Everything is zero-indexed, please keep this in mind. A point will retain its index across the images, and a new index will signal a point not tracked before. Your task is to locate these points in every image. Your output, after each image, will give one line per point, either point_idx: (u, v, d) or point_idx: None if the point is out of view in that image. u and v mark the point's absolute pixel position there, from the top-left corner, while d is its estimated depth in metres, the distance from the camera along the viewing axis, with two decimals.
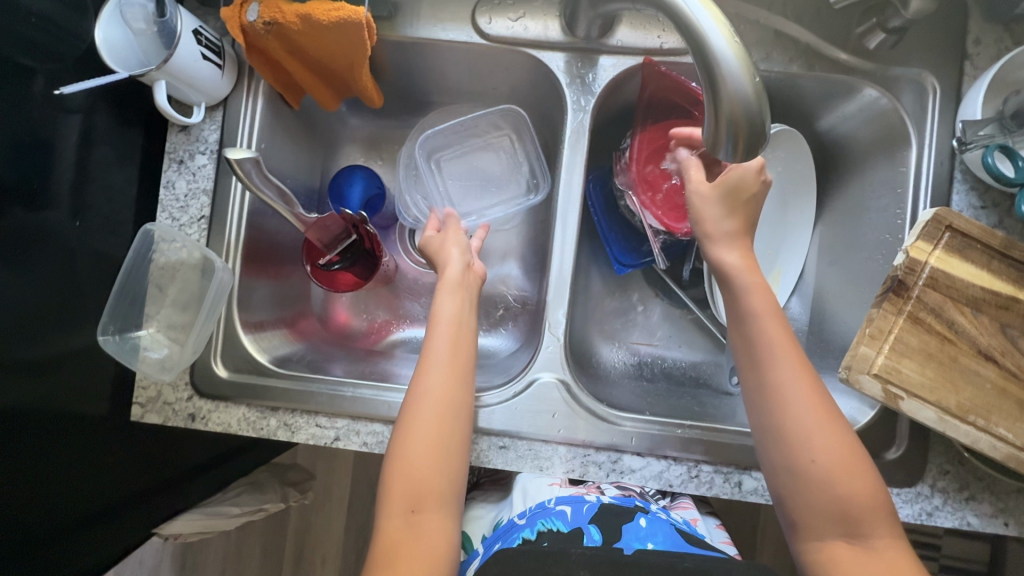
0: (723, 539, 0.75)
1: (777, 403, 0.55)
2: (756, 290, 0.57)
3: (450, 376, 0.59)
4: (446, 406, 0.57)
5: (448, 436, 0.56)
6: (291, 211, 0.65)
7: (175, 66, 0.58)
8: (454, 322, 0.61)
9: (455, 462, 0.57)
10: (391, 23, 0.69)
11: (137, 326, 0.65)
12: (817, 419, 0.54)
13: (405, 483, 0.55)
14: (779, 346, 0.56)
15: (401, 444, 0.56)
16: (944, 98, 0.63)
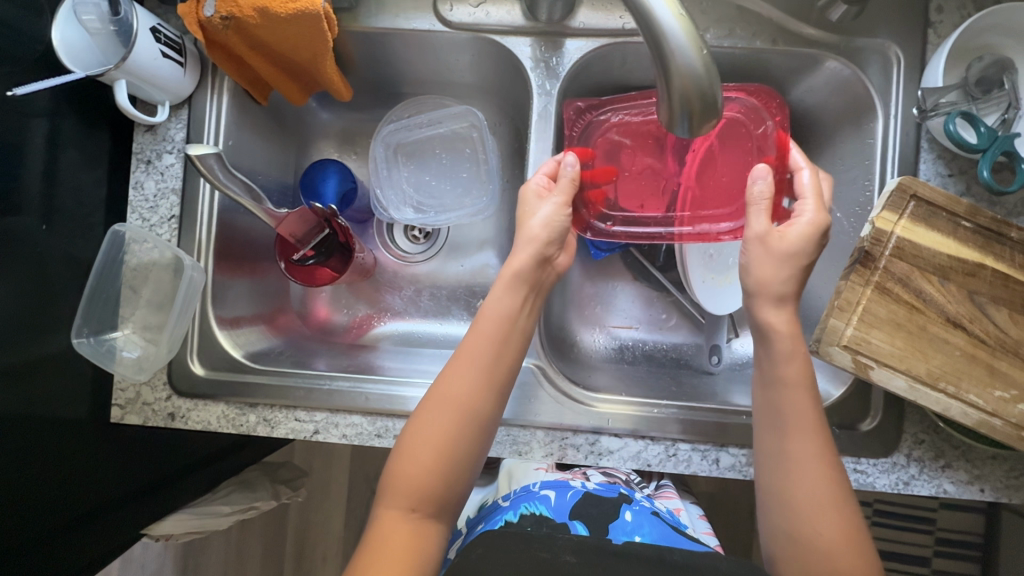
0: (705, 530, 0.75)
1: (791, 470, 0.54)
2: (791, 360, 0.55)
3: (479, 384, 0.56)
4: (471, 402, 0.56)
5: (466, 437, 0.55)
6: (259, 207, 0.64)
7: (134, 65, 0.58)
8: (504, 325, 0.58)
9: (463, 469, 0.55)
10: (352, 14, 0.68)
11: (112, 327, 0.66)
12: (828, 500, 0.52)
13: (410, 479, 0.54)
14: (798, 415, 0.54)
15: (415, 433, 0.55)
16: (908, 67, 0.63)
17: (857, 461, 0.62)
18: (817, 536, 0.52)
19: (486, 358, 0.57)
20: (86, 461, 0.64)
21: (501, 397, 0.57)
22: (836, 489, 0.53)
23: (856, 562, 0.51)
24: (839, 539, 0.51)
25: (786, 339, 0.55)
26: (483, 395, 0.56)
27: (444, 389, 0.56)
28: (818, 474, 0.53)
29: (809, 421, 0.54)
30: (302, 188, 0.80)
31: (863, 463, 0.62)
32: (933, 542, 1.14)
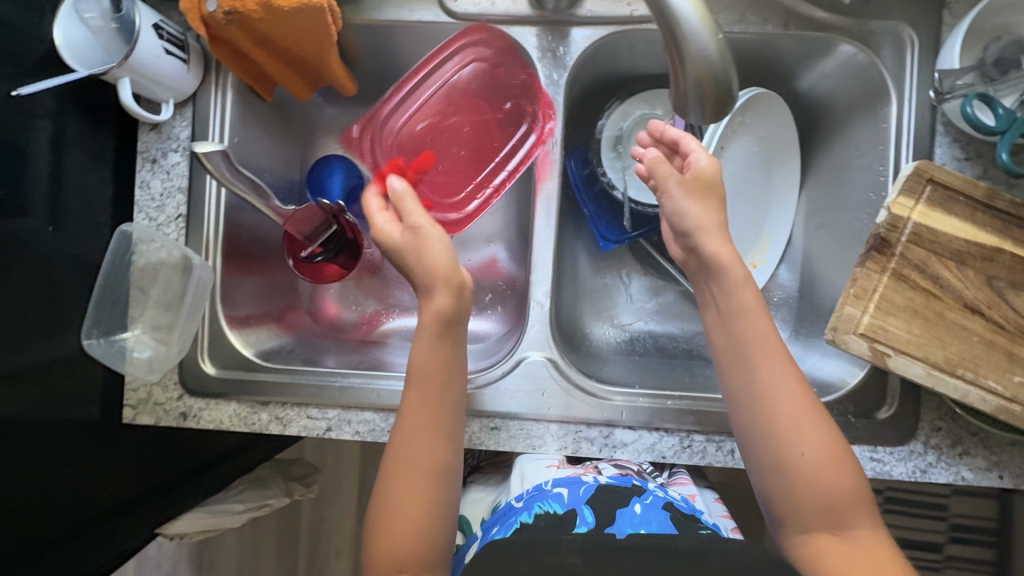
0: (722, 513, 0.75)
1: (758, 398, 0.54)
2: (743, 286, 0.56)
3: (428, 441, 0.56)
4: (428, 463, 0.55)
5: (433, 498, 0.55)
6: (266, 203, 0.64)
7: (137, 63, 0.57)
8: (438, 375, 0.57)
9: (440, 527, 0.55)
10: (355, 6, 0.67)
11: (122, 328, 0.65)
12: (803, 416, 0.53)
13: (393, 554, 0.53)
14: (763, 341, 0.55)
15: (385, 512, 0.55)
16: (923, 50, 0.62)
17: (874, 450, 0.61)
18: (802, 454, 0.53)
19: (430, 415, 0.56)
20: (99, 462, 0.64)
21: (452, 447, 0.57)
22: (810, 411, 0.54)
23: (836, 476, 0.52)
24: (819, 457, 0.53)
25: (739, 266, 0.56)
26: (435, 450, 0.56)
27: (401, 457, 0.56)
28: (790, 397, 0.54)
29: (772, 347, 0.55)
30: (308, 184, 0.80)
31: (880, 452, 0.62)
32: (946, 529, 1.13)
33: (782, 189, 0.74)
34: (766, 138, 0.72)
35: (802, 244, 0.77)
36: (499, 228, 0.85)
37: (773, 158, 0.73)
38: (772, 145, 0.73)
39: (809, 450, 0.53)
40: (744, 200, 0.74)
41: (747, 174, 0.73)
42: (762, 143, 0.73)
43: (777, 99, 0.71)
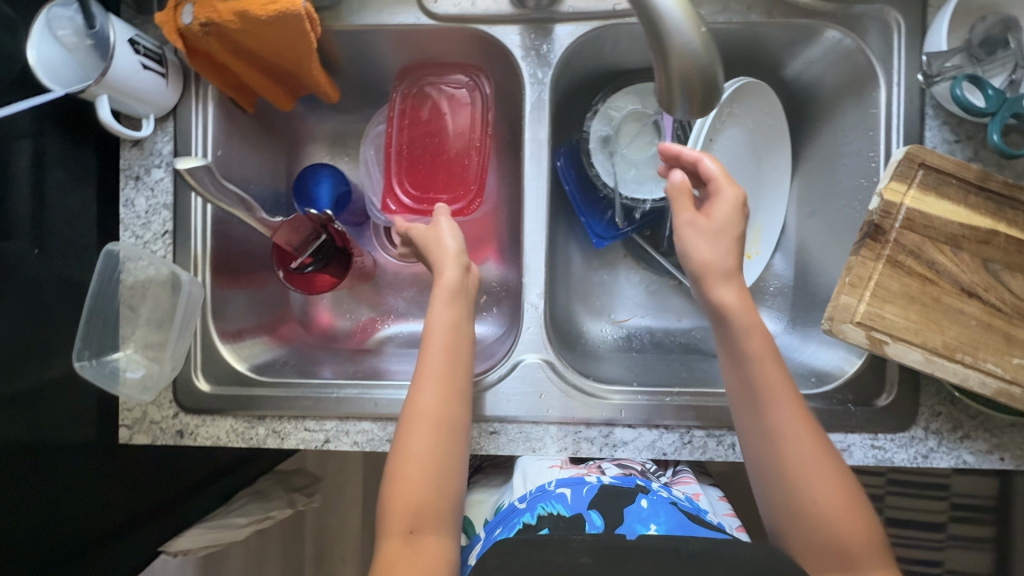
0: (726, 512, 0.75)
1: (768, 438, 0.55)
2: (754, 331, 0.56)
3: (444, 392, 0.58)
4: (442, 415, 0.58)
5: (444, 450, 0.57)
6: (253, 217, 0.64)
7: (114, 79, 0.56)
8: (452, 332, 0.61)
9: (452, 478, 0.57)
10: (334, 12, 0.66)
11: (113, 348, 0.64)
12: (814, 463, 0.53)
13: (405, 504, 0.54)
14: (774, 388, 0.55)
15: (400, 461, 0.56)
16: (909, 32, 0.61)
17: (874, 437, 0.62)
18: (813, 499, 0.53)
19: (445, 371, 0.59)
20: (98, 485, 0.64)
21: (464, 402, 0.59)
22: (821, 451, 0.54)
23: (847, 521, 0.52)
24: (834, 503, 0.53)
25: (743, 314, 0.56)
26: (449, 404, 0.58)
27: (417, 407, 0.58)
28: (805, 439, 0.54)
29: (783, 386, 0.55)
30: (296, 194, 0.79)
31: (881, 439, 0.61)
32: (948, 508, 1.13)
33: (774, 180, 0.74)
34: (756, 129, 0.72)
35: (795, 232, 0.77)
36: (491, 230, 0.84)
37: (763, 148, 0.72)
38: (763, 136, 0.72)
39: (823, 492, 0.53)
40: (735, 191, 0.73)
41: (739, 165, 0.72)
42: (752, 133, 0.72)
43: (767, 90, 0.70)
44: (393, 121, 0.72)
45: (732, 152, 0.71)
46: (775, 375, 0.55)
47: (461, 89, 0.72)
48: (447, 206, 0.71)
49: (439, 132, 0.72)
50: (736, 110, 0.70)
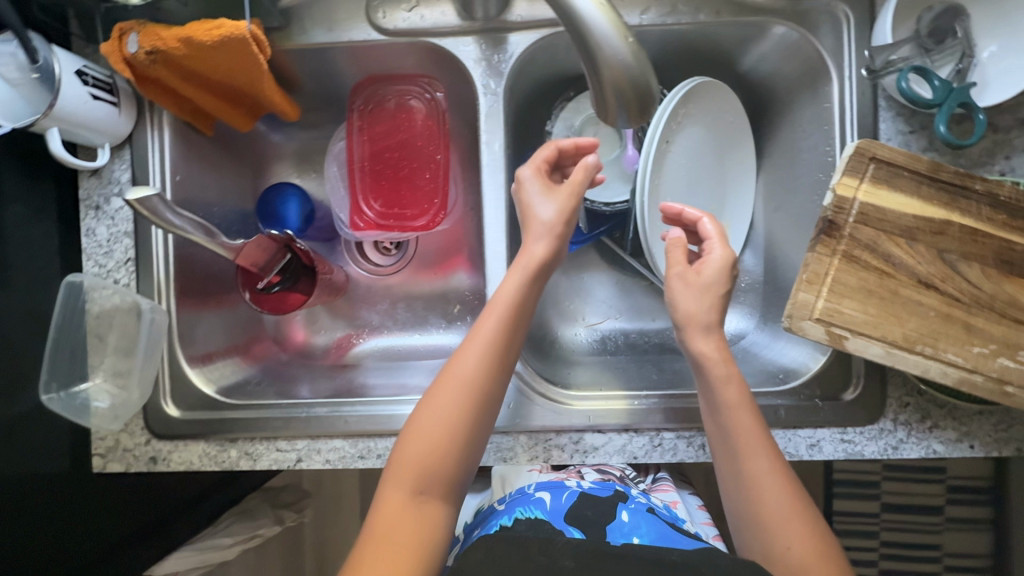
0: (703, 520, 0.75)
1: (741, 488, 0.55)
2: (728, 381, 0.57)
3: (486, 362, 0.57)
4: (475, 384, 0.56)
5: (470, 417, 0.55)
6: (215, 241, 0.63)
7: (63, 111, 0.56)
8: (514, 307, 0.58)
9: (468, 449, 0.55)
10: (285, 32, 0.66)
11: (82, 378, 0.64)
12: (788, 517, 0.53)
13: (415, 460, 0.54)
14: (748, 440, 0.55)
15: (424, 411, 0.56)
16: (859, 25, 0.61)
17: (843, 431, 0.61)
18: (783, 550, 0.52)
19: (493, 341, 0.57)
20: (75, 515, 0.64)
21: (501, 377, 0.57)
22: (796, 507, 0.53)
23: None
24: (809, 559, 0.51)
25: (719, 364, 0.58)
26: (484, 375, 0.56)
27: (457, 366, 0.57)
28: (778, 490, 0.54)
29: (758, 437, 0.56)
30: (261, 214, 0.78)
31: (850, 433, 0.61)
32: (944, 491, 1.13)
33: (738, 177, 0.74)
34: (718, 129, 0.70)
35: (762, 228, 0.77)
36: (461, 240, 0.84)
37: (727, 148, 0.72)
38: (726, 135, 0.71)
39: (797, 544, 0.52)
40: (699, 190, 0.71)
41: (700, 164, 0.70)
42: (714, 133, 0.70)
43: (726, 90, 0.69)
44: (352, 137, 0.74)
45: (693, 150, 0.69)
46: (753, 420, 0.56)
47: (416, 100, 0.73)
48: (415, 220, 0.73)
49: (399, 144, 0.74)
50: (691, 110, 0.67)
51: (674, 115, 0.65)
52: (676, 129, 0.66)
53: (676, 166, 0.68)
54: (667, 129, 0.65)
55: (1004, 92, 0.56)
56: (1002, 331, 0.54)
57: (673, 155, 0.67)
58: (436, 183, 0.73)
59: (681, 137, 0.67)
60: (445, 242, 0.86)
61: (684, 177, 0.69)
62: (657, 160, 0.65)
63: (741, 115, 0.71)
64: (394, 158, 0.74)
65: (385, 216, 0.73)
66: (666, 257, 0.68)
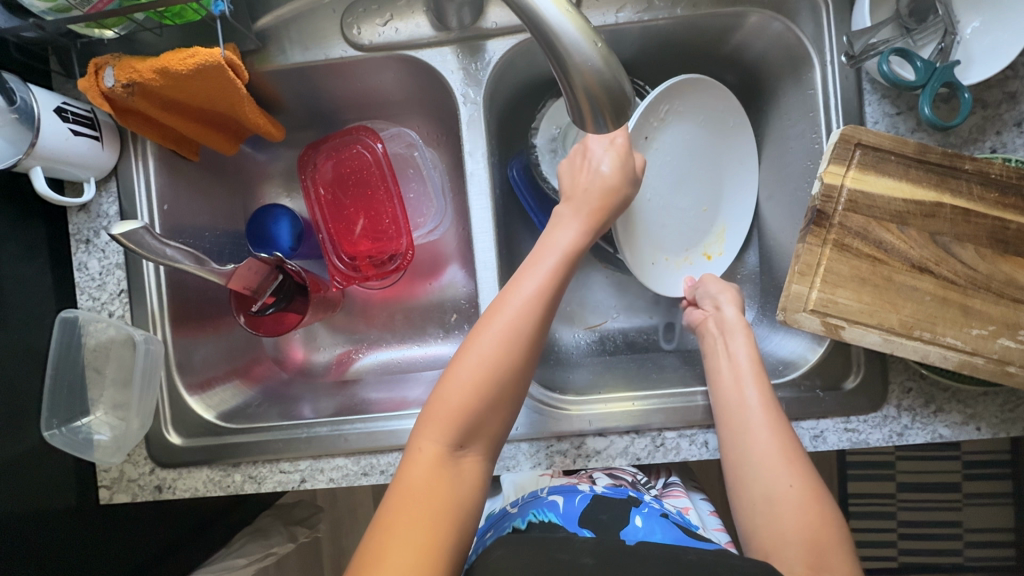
0: (716, 526, 0.73)
1: (739, 432, 0.56)
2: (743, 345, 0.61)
3: (532, 307, 0.54)
4: (523, 330, 0.53)
5: (516, 363, 0.53)
6: (206, 268, 0.63)
7: (44, 149, 0.56)
8: (568, 254, 0.58)
9: (508, 401, 0.53)
10: (262, 54, 0.66)
11: (82, 413, 0.65)
12: (783, 458, 0.54)
13: (455, 407, 0.51)
14: (749, 385, 0.58)
15: (466, 354, 0.53)
16: (838, 10, 0.61)
17: (847, 421, 0.61)
18: (777, 490, 0.53)
19: (549, 290, 0.55)
20: (84, 549, 0.64)
21: (547, 324, 0.55)
22: (789, 449, 0.54)
23: (812, 513, 0.51)
24: (804, 498, 0.52)
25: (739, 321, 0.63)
26: (540, 326, 0.54)
27: (504, 309, 0.54)
28: (774, 432, 0.55)
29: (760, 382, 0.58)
30: (253, 235, 0.77)
31: (854, 421, 0.61)
32: (961, 467, 1.11)
33: (735, 172, 0.72)
34: (708, 125, 0.69)
35: (756, 218, 0.76)
36: (453, 250, 0.84)
37: (721, 144, 0.70)
38: (719, 132, 0.70)
39: (797, 482, 0.53)
40: (687, 188, 0.71)
41: (690, 161, 0.70)
42: (705, 131, 0.70)
43: (719, 88, 0.68)
44: (309, 180, 0.76)
45: (679, 148, 0.69)
46: (754, 368, 0.59)
47: (367, 151, 0.75)
48: (386, 261, 0.75)
49: (354, 189, 0.77)
50: (677, 105, 0.67)
51: (652, 111, 0.66)
52: (657, 126, 0.68)
53: (657, 163, 0.69)
54: (644, 125, 0.67)
55: (991, 66, 0.54)
56: (1001, 311, 0.54)
57: (655, 152, 0.68)
58: (403, 225, 0.76)
59: (666, 133, 0.68)
60: (433, 252, 0.85)
61: (667, 174, 0.69)
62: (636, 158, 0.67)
63: (736, 112, 0.69)
64: (368, 195, 0.76)
65: (357, 257, 0.76)
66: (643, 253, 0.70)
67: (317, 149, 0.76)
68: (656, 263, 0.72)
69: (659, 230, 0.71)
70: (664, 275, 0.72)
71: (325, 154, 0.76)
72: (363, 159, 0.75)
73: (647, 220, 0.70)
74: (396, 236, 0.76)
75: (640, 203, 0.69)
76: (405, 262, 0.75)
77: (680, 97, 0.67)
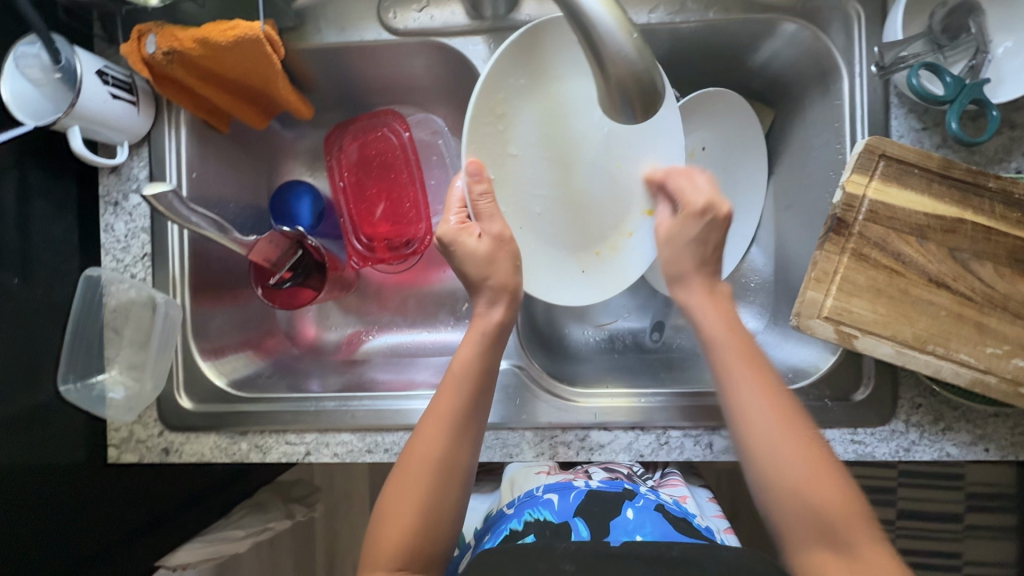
0: (714, 513, 0.73)
1: (764, 446, 0.51)
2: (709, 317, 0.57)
3: (445, 437, 0.55)
4: (441, 462, 0.55)
5: (442, 492, 0.55)
6: (228, 237, 0.65)
7: (83, 110, 0.58)
8: (477, 374, 0.57)
9: (442, 528, 0.55)
10: (299, 32, 0.67)
11: (98, 370, 0.66)
12: (812, 470, 0.50)
13: (391, 543, 0.53)
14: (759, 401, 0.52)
15: (393, 490, 0.55)
16: (870, 23, 0.61)
17: (854, 432, 0.61)
18: (783, 469, 0.50)
19: (458, 414, 0.56)
20: (88, 508, 0.64)
21: (467, 446, 0.56)
22: (791, 423, 0.52)
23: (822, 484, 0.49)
24: (808, 471, 0.50)
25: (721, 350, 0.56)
26: (455, 451, 0.55)
27: (417, 446, 0.56)
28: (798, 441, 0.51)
29: (767, 392, 0.53)
30: (275, 211, 0.79)
31: (861, 433, 0.61)
32: (963, 498, 1.09)
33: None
34: (535, 86, 0.61)
35: (774, 227, 0.76)
36: None
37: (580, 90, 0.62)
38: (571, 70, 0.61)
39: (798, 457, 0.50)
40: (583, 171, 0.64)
41: (565, 143, 0.63)
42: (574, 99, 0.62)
43: (503, 51, 0.58)
44: (334, 161, 0.77)
45: (541, 125, 0.62)
46: (758, 378, 0.53)
47: (393, 136, 0.76)
48: (405, 245, 0.77)
49: (377, 172, 0.78)
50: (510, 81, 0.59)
51: (480, 119, 0.58)
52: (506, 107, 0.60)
53: (520, 167, 0.62)
54: (491, 121, 0.59)
55: (1021, 87, 0.55)
56: (1017, 331, 0.53)
57: (513, 155, 0.61)
58: (422, 209, 0.77)
59: (511, 128, 0.61)
60: None
61: (541, 170, 0.64)
62: (501, 158, 0.61)
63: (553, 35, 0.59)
64: (387, 180, 0.78)
65: (373, 238, 0.77)
66: (563, 264, 0.66)
67: (345, 133, 0.77)
68: (585, 270, 0.67)
69: (569, 232, 0.66)
70: (600, 278, 0.67)
71: (351, 136, 0.77)
72: (389, 143, 0.77)
73: (547, 234, 0.65)
74: (413, 221, 0.77)
75: (532, 219, 0.64)
76: (424, 246, 0.77)
77: (509, 64, 0.58)
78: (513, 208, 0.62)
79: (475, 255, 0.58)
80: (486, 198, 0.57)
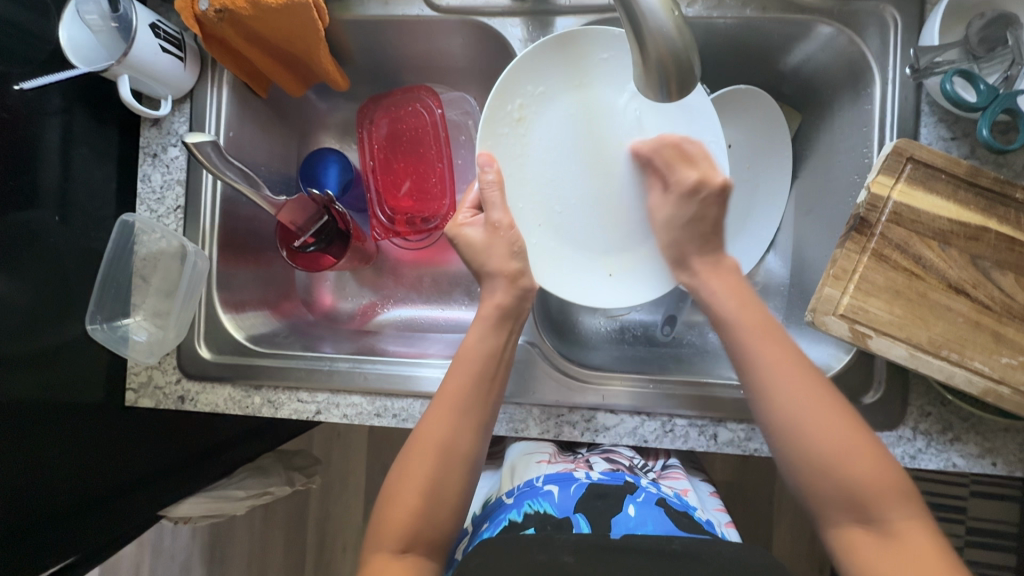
0: (716, 506, 0.73)
1: (794, 421, 0.52)
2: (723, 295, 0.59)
3: (453, 421, 0.57)
4: (451, 445, 0.56)
5: (446, 473, 0.55)
6: (257, 193, 0.66)
7: (135, 60, 0.60)
8: (485, 359, 0.59)
9: (445, 509, 0.55)
10: (344, 3, 0.69)
11: (125, 315, 0.69)
12: (849, 447, 0.50)
13: (398, 523, 0.54)
14: (778, 373, 0.53)
15: (400, 475, 0.56)
16: (906, 30, 0.61)
17: None
18: (816, 447, 0.51)
19: (462, 397, 0.58)
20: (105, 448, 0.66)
21: (476, 433, 0.57)
22: (825, 399, 0.52)
23: (864, 458, 0.50)
24: (847, 444, 0.50)
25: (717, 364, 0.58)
26: (459, 435, 0.56)
27: (424, 432, 0.57)
28: (831, 425, 0.51)
29: (790, 365, 0.54)
30: (303, 176, 0.82)
31: None
32: (964, 532, 1.07)
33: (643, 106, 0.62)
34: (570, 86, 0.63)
35: (792, 230, 0.77)
36: None
37: (591, 96, 0.63)
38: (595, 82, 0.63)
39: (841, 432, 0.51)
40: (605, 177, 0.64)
41: (591, 145, 0.64)
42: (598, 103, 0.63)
43: (523, 58, 0.61)
44: (365, 134, 0.79)
45: (563, 125, 0.63)
46: (780, 353, 0.54)
47: (426, 112, 0.78)
48: (428, 222, 0.79)
49: (406, 147, 0.79)
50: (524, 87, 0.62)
51: (498, 121, 0.62)
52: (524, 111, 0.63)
53: (539, 169, 0.64)
54: (501, 121, 0.62)
55: None
56: None
57: (523, 162, 0.63)
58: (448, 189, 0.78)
59: (533, 133, 0.63)
60: None
61: (559, 169, 0.64)
62: (518, 156, 0.63)
63: (571, 51, 0.62)
64: (415, 158, 0.79)
65: (396, 211, 0.79)
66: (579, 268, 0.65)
67: (376, 109, 0.79)
68: (610, 275, 0.65)
69: (592, 232, 0.65)
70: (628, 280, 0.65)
71: (382, 112, 0.79)
72: (422, 122, 0.78)
73: (576, 238, 0.65)
74: (439, 200, 0.78)
75: (554, 219, 0.64)
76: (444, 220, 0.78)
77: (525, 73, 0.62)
78: (530, 204, 0.64)
79: (470, 243, 0.61)
80: (496, 187, 0.60)
